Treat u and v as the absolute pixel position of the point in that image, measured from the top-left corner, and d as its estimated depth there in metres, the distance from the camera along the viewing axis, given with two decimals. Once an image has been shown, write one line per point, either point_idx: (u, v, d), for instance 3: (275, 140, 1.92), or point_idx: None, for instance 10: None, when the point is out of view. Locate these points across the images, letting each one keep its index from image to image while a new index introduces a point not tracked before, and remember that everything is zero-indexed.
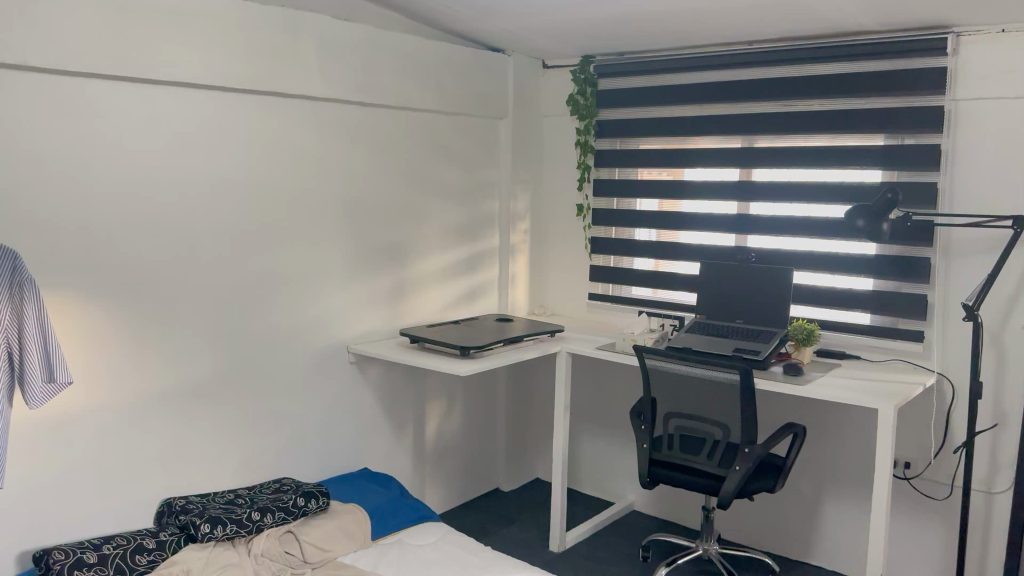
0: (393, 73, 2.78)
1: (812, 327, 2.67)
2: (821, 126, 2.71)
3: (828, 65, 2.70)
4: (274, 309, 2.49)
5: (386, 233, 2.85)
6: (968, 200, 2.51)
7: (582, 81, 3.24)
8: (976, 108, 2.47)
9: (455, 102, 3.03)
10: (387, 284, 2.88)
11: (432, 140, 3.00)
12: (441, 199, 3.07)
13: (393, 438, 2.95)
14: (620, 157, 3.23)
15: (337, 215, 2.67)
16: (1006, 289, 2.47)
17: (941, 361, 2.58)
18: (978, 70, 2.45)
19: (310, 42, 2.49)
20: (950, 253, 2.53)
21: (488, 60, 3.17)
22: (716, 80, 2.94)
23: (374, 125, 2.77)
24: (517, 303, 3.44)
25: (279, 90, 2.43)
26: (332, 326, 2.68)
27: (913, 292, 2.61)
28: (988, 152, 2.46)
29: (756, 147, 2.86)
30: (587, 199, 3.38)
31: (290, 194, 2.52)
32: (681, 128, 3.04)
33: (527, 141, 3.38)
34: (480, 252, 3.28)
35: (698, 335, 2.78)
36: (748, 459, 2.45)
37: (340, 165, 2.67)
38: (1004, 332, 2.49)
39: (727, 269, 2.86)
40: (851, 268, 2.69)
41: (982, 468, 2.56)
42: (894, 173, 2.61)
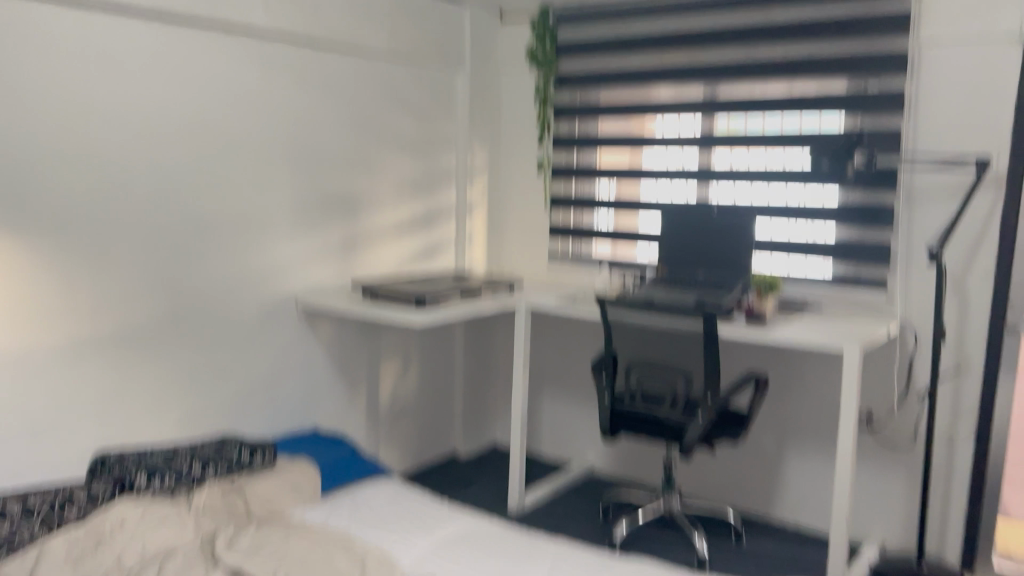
0: (345, 16, 2.67)
1: (774, 277, 2.62)
2: (783, 72, 2.67)
3: (790, 9, 2.64)
4: (217, 257, 2.40)
5: (338, 184, 2.77)
6: (932, 145, 2.46)
7: (542, 31, 3.17)
8: (941, 49, 2.41)
9: (410, 51, 2.94)
10: (339, 237, 2.79)
11: (386, 90, 2.91)
12: (395, 151, 2.99)
13: (347, 397, 2.88)
14: (582, 110, 3.15)
15: (284, 162, 2.59)
16: (969, 234, 2.44)
17: (903, 309, 2.55)
18: (943, 9, 2.40)
19: None
20: (914, 199, 2.50)
21: (444, 8, 3.07)
22: (677, 27, 2.87)
23: (324, 71, 2.67)
24: (476, 261, 3.37)
25: (218, 24, 2.31)
26: (281, 277, 2.60)
27: (876, 240, 2.58)
28: (952, 94, 2.42)
29: (717, 97, 2.81)
30: (547, 153, 3.28)
31: (231, 137, 2.42)
32: (643, 79, 2.97)
33: (485, 94, 3.30)
34: (437, 208, 3.20)
35: (658, 286, 2.73)
36: (710, 407, 2.39)
37: (286, 110, 2.58)
38: (966, 279, 2.46)
39: (689, 219, 2.80)
40: (815, 215, 2.65)
41: (945, 417, 2.54)
42: (857, 119, 2.57)
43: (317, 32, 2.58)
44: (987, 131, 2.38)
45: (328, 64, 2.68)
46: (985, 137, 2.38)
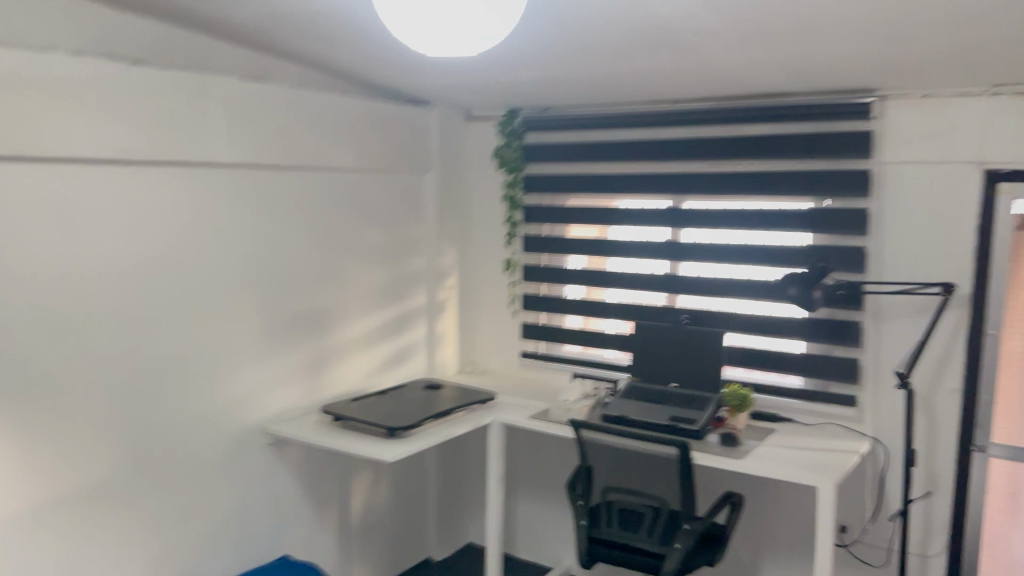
0: (311, 134, 2.64)
1: (745, 392, 2.64)
2: (750, 187, 2.70)
3: (755, 125, 2.68)
4: (183, 397, 2.33)
5: (307, 303, 2.72)
6: (897, 266, 2.51)
7: (509, 134, 3.18)
8: (903, 173, 2.47)
9: (378, 161, 2.92)
10: (308, 356, 2.74)
11: (354, 202, 2.88)
12: (365, 262, 2.95)
13: (317, 517, 2.81)
14: (550, 213, 3.15)
15: (253, 289, 2.53)
16: (936, 353, 2.47)
17: (875, 425, 2.57)
18: (904, 134, 2.46)
19: (217, 109, 2.34)
20: (881, 318, 2.53)
21: (410, 114, 3.05)
22: (644, 137, 2.90)
23: (291, 194, 2.63)
24: (447, 361, 3.34)
25: (181, 161, 2.26)
26: (248, 406, 2.54)
27: (844, 356, 2.60)
28: (914, 217, 2.47)
29: (683, 208, 2.85)
30: (516, 254, 3.30)
31: (199, 271, 2.36)
32: (611, 186, 3.00)
33: (452, 196, 3.28)
34: (406, 313, 3.15)
35: (631, 400, 2.71)
36: (688, 535, 2.36)
37: (255, 236, 2.52)
38: (935, 397, 2.49)
39: (659, 330, 2.80)
40: (784, 331, 2.66)
41: (916, 533, 2.55)
42: (824, 236, 2.60)
43: (284, 156, 2.56)
44: (950, 253, 2.44)
45: (295, 184, 2.64)
46: (950, 259, 2.43)
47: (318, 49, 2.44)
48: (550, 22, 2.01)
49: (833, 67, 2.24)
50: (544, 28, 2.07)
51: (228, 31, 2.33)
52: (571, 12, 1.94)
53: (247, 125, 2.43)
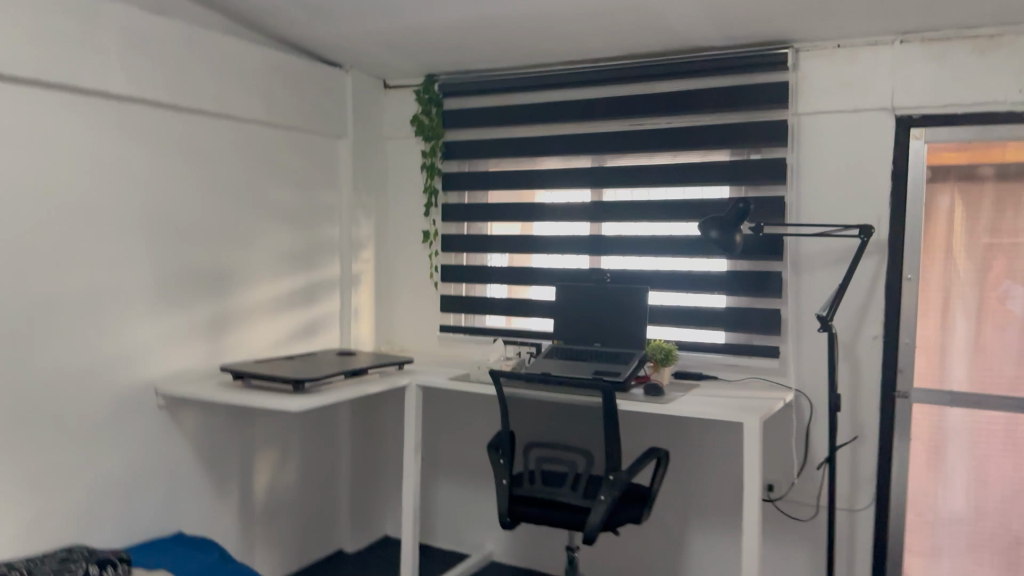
0: (215, 78, 2.49)
1: (668, 347, 2.57)
2: (669, 143, 2.69)
3: (671, 82, 2.68)
4: (63, 344, 2.12)
5: (208, 259, 2.54)
6: (815, 215, 2.51)
7: (428, 100, 3.11)
8: (818, 122, 2.50)
9: (288, 118, 2.79)
10: (206, 317, 2.54)
11: (261, 157, 2.72)
12: (273, 223, 2.79)
13: (215, 494, 2.59)
14: (471, 179, 3.09)
15: (147, 238, 2.34)
16: (856, 300, 2.47)
17: (798, 377, 2.54)
18: (818, 83, 2.49)
19: (113, 36, 2.17)
20: (801, 267, 2.53)
21: (323, 74, 2.95)
22: (562, 99, 2.88)
23: (193, 142, 2.47)
24: (362, 338, 3.17)
25: (68, 86, 2.08)
26: (136, 364, 2.32)
27: (765, 308, 2.58)
28: (829, 166, 2.49)
29: (605, 167, 2.83)
30: (435, 225, 3.19)
31: (86, 211, 2.17)
32: (532, 149, 2.95)
33: (367, 165, 3.17)
34: (318, 282, 2.99)
35: (554, 360, 2.63)
36: (612, 488, 2.25)
37: (151, 181, 2.35)
38: (857, 345, 2.48)
39: (582, 290, 2.75)
40: (705, 284, 2.64)
41: (844, 486, 2.51)
42: (741, 189, 2.60)
43: (185, 98, 2.40)
44: (867, 200, 2.45)
45: (197, 131, 2.49)
46: (865, 204, 2.45)
47: None
48: None
49: (751, 6, 2.24)
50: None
51: None
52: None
53: (142, 59, 2.26)
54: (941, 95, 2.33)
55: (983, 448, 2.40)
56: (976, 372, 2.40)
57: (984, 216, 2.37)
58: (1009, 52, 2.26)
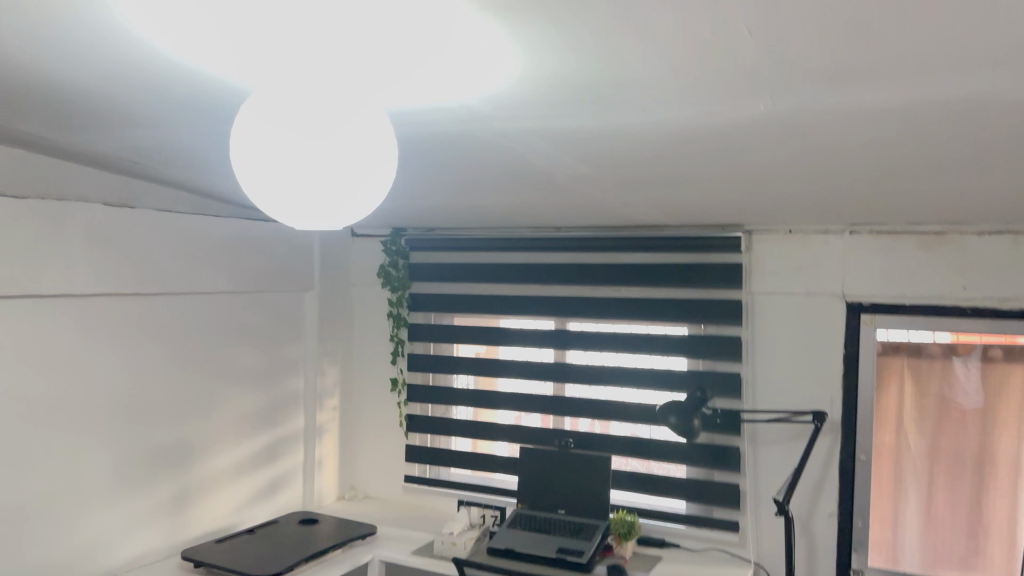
0: (178, 257, 2.51)
1: (629, 518, 2.62)
2: (629, 313, 2.76)
3: (630, 253, 2.76)
4: (23, 551, 2.09)
5: (169, 435, 2.52)
6: (769, 392, 2.59)
7: (395, 252, 3.16)
8: (771, 302, 2.59)
9: (253, 281, 2.81)
10: (167, 494, 2.52)
11: (225, 324, 2.73)
12: (237, 387, 2.78)
13: None
14: (436, 331, 3.13)
15: (107, 424, 2.32)
16: (811, 479, 2.56)
17: (756, 550, 2.59)
18: (771, 266, 2.59)
19: (76, 238, 2.18)
20: (757, 442, 2.60)
21: (289, 233, 2.98)
22: (525, 261, 2.95)
23: (158, 322, 2.47)
24: (325, 488, 3.16)
25: (31, 294, 2.07)
26: (94, 555, 2.29)
27: (723, 480, 2.63)
28: (783, 346, 2.58)
29: (567, 331, 2.89)
30: (402, 372, 3.22)
31: (46, 408, 2.14)
32: (495, 308, 3.01)
33: (333, 315, 3.20)
34: (282, 438, 2.99)
35: (518, 530, 2.65)
36: None
37: (115, 368, 2.33)
38: (812, 522, 2.56)
39: (547, 454, 2.79)
40: (666, 455, 2.69)
41: None
42: (700, 362, 2.67)
43: (149, 281, 2.41)
44: (820, 380, 2.53)
45: (162, 308, 2.49)
46: (819, 386, 2.53)
47: (192, 174, 2.34)
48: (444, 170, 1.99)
49: (705, 207, 2.33)
50: (433, 164, 2.04)
51: (94, 156, 2.21)
52: (464, 157, 1.93)
53: (107, 252, 2.28)
54: (891, 285, 2.43)
55: None
56: (929, 544, 2.45)
57: (931, 396, 2.43)
58: (953, 250, 2.36)
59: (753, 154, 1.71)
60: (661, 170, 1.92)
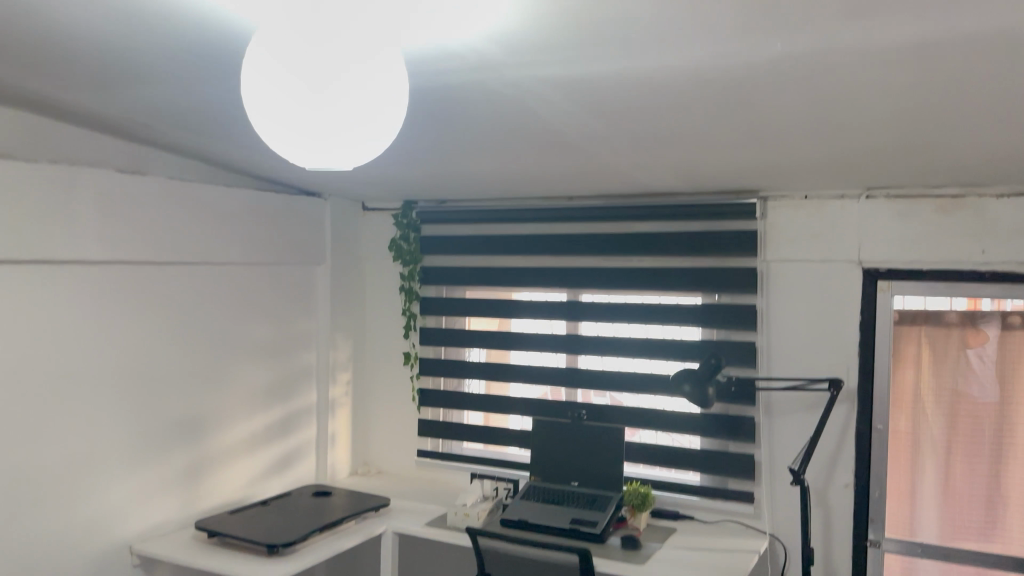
0: (190, 227, 2.50)
1: (645, 490, 2.59)
2: (643, 283, 2.72)
3: (644, 222, 2.73)
4: (38, 514, 2.11)
5: (184, 406, 2.52)
6: (785, 362, 2.56)
7: (407, 226, 3.15)
8: (787, 270, 2.55)
9: (265, 253, 2.81)
10: (182, 465, 2.52)
11: (237, 296, 2.72)
12: (250, 360, 2.78)
13: None
14: (448, 304, 3.11)
15: (120, 393, 2.32)
16: (828, 449, 2.52)
17: (772, 522, 2.56)
18: (786, 232, 2.55)
19: (88, 203, 2.18)
20: (773, 412, 2.56)
21: (301, 206, 2.97)
22: (538, 232, 2.92)
23: (169, 291, 2.47)
24: (339, 463, 3.16)
25: (42, 258, 2.08)
26: (109, 524, 2.29)
27: (739, 451, 2.60)
28: (799, 314, 2.54)
29: (580, 302, 2.86)
30: (414, 346, 3.21)
31: (58, 376, 2.15)
32: (507, 280, 2.99)
33: (345, 289, 3.19)
34: (294, 412, 2.99)
35: (531, 502, 2.63)
36: None
37: (126, 336, 2.34)
38: (828, 494, 2.52)
39: (561, 427, 2.77)
40: (680, 426, 2.66)
41: None
42: (715, 331, 2.64)
43: (160, 250, 2.40)
44: (837, 349, 2.49)
45: (173, 277, 2.48)
46: (835, 354, 2.49)
47: (202, 140, 2.33)
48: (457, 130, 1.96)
49: (720, 170, 2.29)
50: (444, 125, 2.04)
51: (104, 121, 2.21)
52: (471, 114, 1.92)
53: (119, 219, 2.27)
54: (908, 251, 2.38)
55: None
56: (946, 516, 2.39)
57: (949, 365, 2.38)
58: (972, 212, 2.31)
59: (768, 105, 1.67)
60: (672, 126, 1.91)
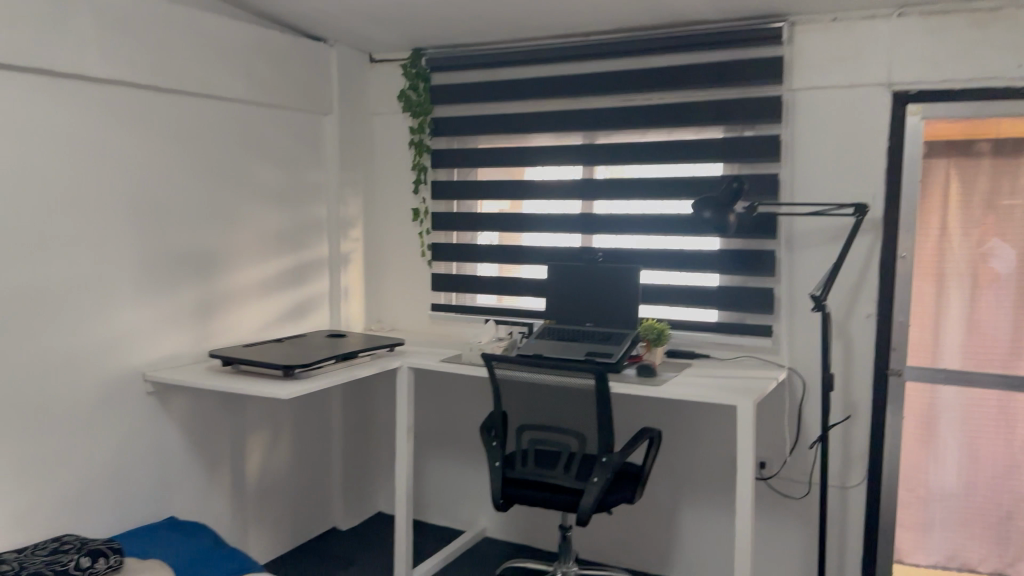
0: (192, 56, 2.42)
1: (661, 327, 2.53)
2: (662, 120, 2.64)
3: (663, 57, 2.63)
4: (52, 330, 2.10)
5: (192, 241, 2.49)
6: (808, 192, 2.49)
7: (415, 75, 3.05)
8: (812, 98, 2.46)
9: (271, 94, 2.73)
10: (192, 301, 2.50)
11: (244, 136, 2.66)
12: (260, 204, 2.74)
13: (205, 479, 2.58)
14: (460, 156, 3.04)
15: (127, 221, 2.29)
16: (850, 279, 2.45)
17: (790, 356, 2.54)
18: (812, 58, 2.45)
19: (87, 17, 2.11)
20: (795, 245, 2.51)
21: (307, 50, 2.88)
22: (552, 74, 2.83)
23: (175, 121, 2.42)
24: (352, 318, 3.15)
25: (42, 69, 2.02)
26: (121, 351, 2.28)
27: (758, 286, 2.56)
28: (825, 143, 2.45)
29: (596, 145, 2.79)
30: (425, 202, 3.17)
31: (64, 196, 2.11)
32: (521, 126, 2.91)
33: (354, 143, 3.12)
34: (307, 263, 2.96)
35: (546, 340, 2.60)
36: (605, 470, 2.25)
37: (132, 161, 2.29)
38: (849, 325, 2.46)
39: (576, 270, 2.71)
40: (697, 263, 2.61)
41: (836, 464, 2.51)
42: (735, 166, 2.57)
43: (162, 76, 2.33)
44: (862, 177, 2.41)
45: (176, 107, 2.41)
46: (861, 182, 2.42)
47: None
48: None
49: None
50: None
51: None
52: None
53: (120, 37, 2.20)
54: (942, 70, 2.29)
55: (975, 422, 2.40)
56: (970, 349, 2.39)
57: (976, 200, 2.34)
58: (1009, 26, 2.21)
59: None
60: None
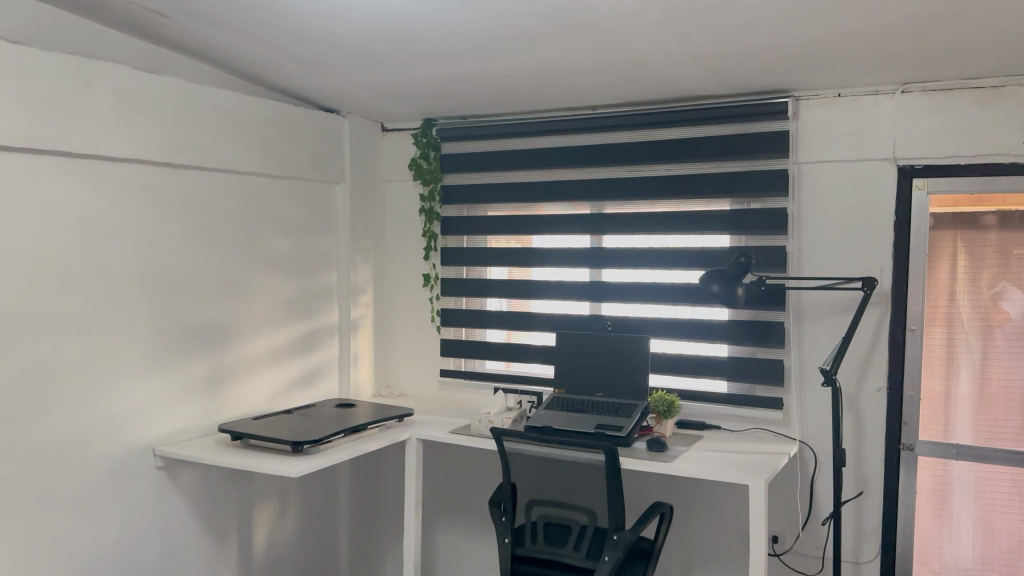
0: (207, 132, 2.47)
1: (671, 398, 2.51)
2: (669, 192, 2.67)
3: (670, 130, 2.67)
4: (63, 408, 2.10)
5: (204, 312, 2.51)
6: (816, 265, 2.50)
7: (426, 144, 3.11)
8: (818, 171, 2.49)
9: (283, 165, 2.77)
10: (203, 372, 2.52)
11: (256, 207, 2.70)
12: (271, 273, 2.77)
13: (213, 552, 2.56)
14: (469, 223, 3.08)
15: (139, 295, 2.31)
16: (859, 354, 2.45)
17: (801, 428, 2.52)
18: (817, 133, 2.48)
19: (106, 99, 2.16)
20: (803, 317, 2.51)
21: (321, 122, 2.94)
22: (560, 145, 2.88)
23: (189, 195, 2.46)
24: (362, 383, 3.16)
25: (61, 150, 2.06)
26: (131, 425, 2.29)
27: (768, 358, 2.55)
28: (832, 217, 2.48)
29: (604, 215, 2.82)
30: (435, 268, 3.19)
31: (80, 274, 2.14)
32: (529, 195, 2.95)
33: (365, 210, 3.16)
34: (317, 330, 2.98)
35: (555, 411, 2.59)
36: (616, 547, 2.21)
37: (144, 237, 2.32)
38: (860, 398, 2.45)
39: (585, 339, 2.71)
40: (706, 334, 2.63)
41: (849, 539, 2.48)
42: (742, 238, 2.59)
43: (177, 153, 2.38)
44: (869, 250, 2.43)
45: (190, 182, 2.46)
46: (869, 255, 2.43)
47: (220, 40, 2.29)
48: (483, 14, 1.91)
49: (750, 63, 2.23)
50: (478, 25, 1.98)
51: (120, 16, 2.18)
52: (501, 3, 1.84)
53: (138, 117, 2.25)
54: (947, 145, 2.31)
55: (988, 497, 2.37)
56: (981, 423, 2.37)
57: (985, 269, 2.34)
58: (1012, 103, 2.24)
59: None
60: (717, 11, 1.83)
